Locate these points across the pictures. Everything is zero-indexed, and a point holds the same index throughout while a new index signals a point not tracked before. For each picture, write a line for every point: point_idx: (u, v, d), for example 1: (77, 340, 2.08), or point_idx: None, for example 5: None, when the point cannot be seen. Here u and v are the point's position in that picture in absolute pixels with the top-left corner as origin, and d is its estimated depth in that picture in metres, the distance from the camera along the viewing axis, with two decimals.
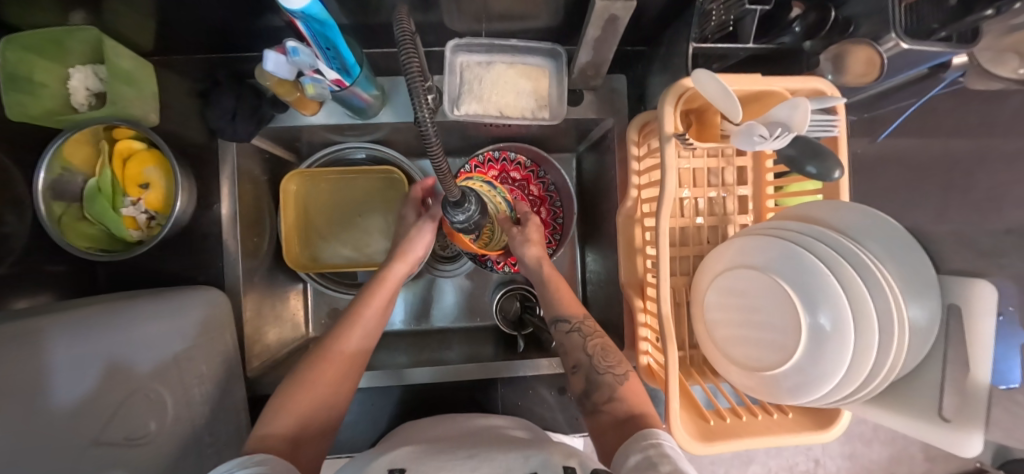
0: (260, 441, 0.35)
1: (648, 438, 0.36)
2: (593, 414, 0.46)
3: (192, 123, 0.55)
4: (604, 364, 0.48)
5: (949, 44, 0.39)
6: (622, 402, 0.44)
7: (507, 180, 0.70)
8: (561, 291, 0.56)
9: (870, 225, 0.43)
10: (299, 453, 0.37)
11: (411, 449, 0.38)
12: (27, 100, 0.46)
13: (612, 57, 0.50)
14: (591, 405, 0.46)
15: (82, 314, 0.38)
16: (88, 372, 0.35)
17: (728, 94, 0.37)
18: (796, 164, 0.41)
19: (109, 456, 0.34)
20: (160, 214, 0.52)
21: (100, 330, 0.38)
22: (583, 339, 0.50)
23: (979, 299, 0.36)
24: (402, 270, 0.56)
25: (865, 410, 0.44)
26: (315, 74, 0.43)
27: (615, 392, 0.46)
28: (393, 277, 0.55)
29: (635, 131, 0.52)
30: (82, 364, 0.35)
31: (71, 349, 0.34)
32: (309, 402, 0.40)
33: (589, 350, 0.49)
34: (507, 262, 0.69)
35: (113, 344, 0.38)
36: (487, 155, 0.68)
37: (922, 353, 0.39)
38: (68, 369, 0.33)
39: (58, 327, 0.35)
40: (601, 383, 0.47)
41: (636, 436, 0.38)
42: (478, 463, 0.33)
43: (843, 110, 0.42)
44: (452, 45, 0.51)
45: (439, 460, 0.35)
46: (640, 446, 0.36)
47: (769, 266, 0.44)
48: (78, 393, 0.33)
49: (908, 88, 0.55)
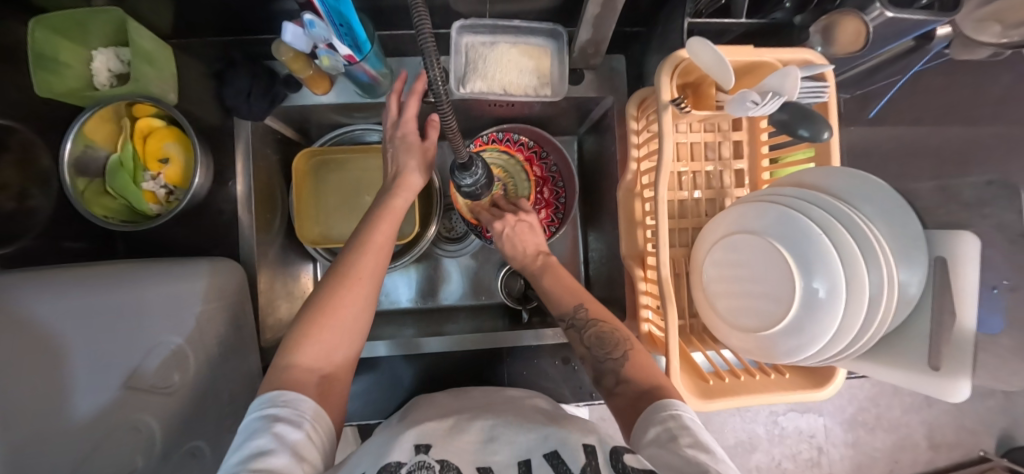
0: (286, 377, 0.35)
1: (667, 410, 0.36)
2: (608, 399, 0.44)
3: (207, 103, 0.57)
4: (602, 352, 0.47)
5: (932, 12, 0.42)
6: (630, 383, 0.42)
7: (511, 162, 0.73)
8: (556, 284, 0.56)
9: (862, 189, 0.44)
10: (321, 387, 0.36)
11: (434, 425, 0.38)
12: (52, 79, 0.49)
13: (611, 34, 0.52)
14: (606, 387, 0.45)
15: (102, 274, 0.40)
16: (96, 327, 0.38)
17: (721, 61, 0.39)
18: (789, 128, 0.42)
19: (132, 400, 0.38)
20: (178, 188, 0.54)
21: (104, 290, 0.39)
22: (579, 333, 0.50)
23: (965, 251, 0.38)
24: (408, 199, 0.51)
25: (858, 367, 0.46)
26: (329, 49, 0.46)
27: (622, 373, 0.44)
28: (400, 205, 0.50)
29: (634, 106, 0.54)
30: (105, 320, 0.38)
31: (58, 310, 0.36)
32: (332, 334, 0.39)
33: (587, 342, 0.48)
34: None
35: (116, 304, 0.39)
36: (492, 136, 0.70)
37: (911, 307, 0.41)
38: (66, 328, 0.36)
39: (47, 291, 0.36)
40: (604, 369, 0.46)
41: (655, 406, 0.37)
42: (500, 446, 0.34)
43: (831, 77, 0.44)
44: (457, 27, 0.54)
45: (460, 440, 0.35)
46: (657, 418, 0.35)
47: (767, 230, 0.46)
48: (89, 352, 0.37)
49: (898, 63, 0.57)
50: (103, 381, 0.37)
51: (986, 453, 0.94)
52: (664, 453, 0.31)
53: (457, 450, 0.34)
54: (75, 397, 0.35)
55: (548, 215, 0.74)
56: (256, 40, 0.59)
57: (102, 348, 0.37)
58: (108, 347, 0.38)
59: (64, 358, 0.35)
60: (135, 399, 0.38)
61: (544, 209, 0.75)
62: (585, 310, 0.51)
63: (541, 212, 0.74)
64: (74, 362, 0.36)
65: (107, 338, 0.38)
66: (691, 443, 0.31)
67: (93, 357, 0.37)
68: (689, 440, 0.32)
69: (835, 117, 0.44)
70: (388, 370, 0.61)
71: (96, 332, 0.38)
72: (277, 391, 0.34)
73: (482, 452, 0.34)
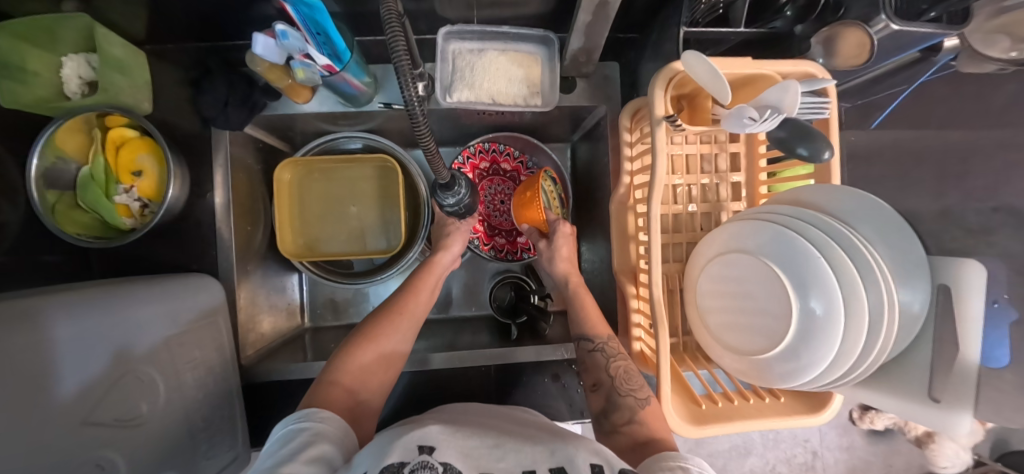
0: (324, 392, 0.40)
1: (674, 459, 0.36)
2: (611, 436, 0.46)
3: (183, 111, 0.55)
4: (625, 388, 0.48)
5: (939, 25, 0.40)
6: (642, 426, 0.44)
7: (499, 171, 0.72)
8: (588, 310, 0.57)
9: (862, 209, 0.43)
10: (354, 405, 0.41)
11: (440, 428, 0.35)
12: (18, 88, 0.46)
13: (604, 42, 0.50)
14: (608, 425, 0.47)
15: (76, 296, 0.35)
16: (80, 353, 0.33)
17: (716, 75, 0.37)
18: (787, 146, 0.41)
19: (92, 436, 0.33)
20: (153, 201, 0.52)
21: (86, 309, 0.35)
22: (606, 359, 0.51)
23: (969, 280, 0.36)
24: (448, 258, 0.59)
25: (854, 392, 0.44)
26: (305, 59, 0.43)
27: (636, 414, 0.45)
28: (442, 263, 0.58)
29: (627, 117, 0.52)
30: (81, 349, 0.33)
31: (55, 330, 0.31)
32: (370, 358, 0.46)
33: (612, 371, 0.50)
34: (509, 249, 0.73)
35: (98, 327, 0.35)
36: (479, 146, 0.70)
37: (911, 335, 0.39)
38: (59, 352, 0.31)
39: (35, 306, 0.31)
40: (621, 404, 0.47)
41: (658, 458, 0.37)
42: (502, 453, 0.33)
43: (833, 92, 0.42)
44: (443, 32, 0.51)
45: (467, 443, 0.33)
46: (662, 467, 0.35)
47: (761, 249, 0.44)
48: (74, 383, 0.32)
49: (902, 73, 0.55)
50: (73, 411, 0.32)
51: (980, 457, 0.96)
52: None
53: (463, 453, 0.32)
54: (57, 399, 0.30)
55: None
56: (233, 46, 0.56)
57: (78, 379, 0.32)
58: (83, 376, 0.33)
59: (38, 391, 0.29)
60: (98, 434, 0.33)
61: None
62: (617, 342, 0.53)
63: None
64: (59, 379, 0.31)
65: (71, 374, 0.32)
66: None
67: (67, 390, 0.31)
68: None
69: (836, 134, 0.43)
70: None
71: (69, 361, 0.32)
72: (303, 414, 0.36)
73: (489, 457, 0.32)
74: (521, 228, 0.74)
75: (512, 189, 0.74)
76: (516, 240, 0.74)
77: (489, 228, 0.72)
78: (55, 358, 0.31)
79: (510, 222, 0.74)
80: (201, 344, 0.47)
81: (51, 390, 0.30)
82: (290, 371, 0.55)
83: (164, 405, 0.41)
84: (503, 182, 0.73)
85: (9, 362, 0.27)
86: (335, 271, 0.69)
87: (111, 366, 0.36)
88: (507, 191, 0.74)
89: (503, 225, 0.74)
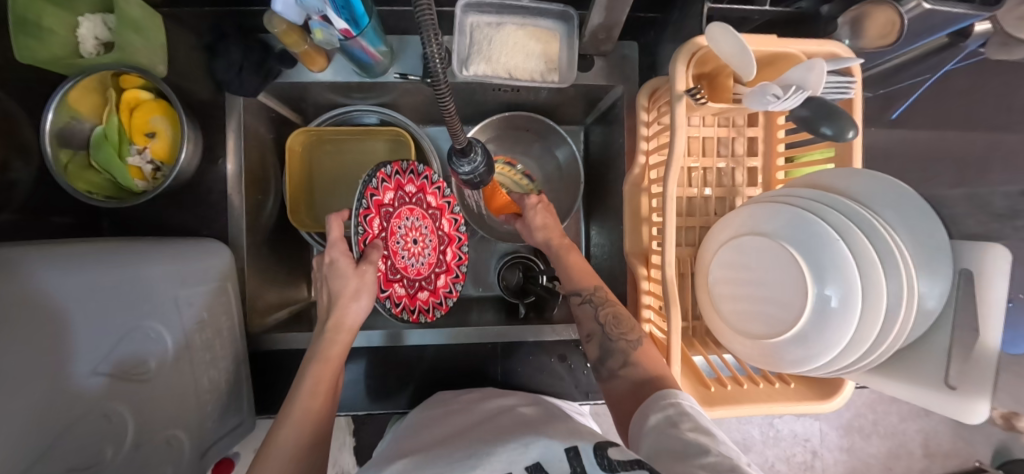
0: None
1: (666, 398, 0.37)
2: (608, 382, 0.46)
3: (198, 77, 0.54)
4: (616, 332, 0.48)
5: (974, 6, 0.39)
6: (637, 368, 0.44)
7: (424, 202, 0.56)
8: (574, 263, 0.57)
9: (884, 193, 0.42)
10: None
11: (404, 463, 0.36)
12: (33, 44, 0.45)
13: (625, 19, 0.49)
14: (607, 371, 0.47)
15: (88, 250, 0.35)
16: (92, 304, 0.33)
17: (743, 47, 0.36)
18: (809, 124, 0.40)
19: (99, 387, 0.32)
20: (165, 164, 0.52)
21: (100, 261, 0.35)
22: (595, 309, 0.51)
23: (991, 264, 0.35)
24: (345, 340, 0.46)
25: (866, 378, 0.44)
26: (324, 20, 0.43)
27: (629, 355, 0.46)
28: (336, 351, 0.45)
29: (645, 97, 0.51)
30: (94, 299, 0.33)
31: (70, 276, 0.31)
32: None
33: (601, 319, 0.50)
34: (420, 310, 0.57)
35: (110, 280, 0.35)
36: (395, 165, 0.49)
37: (930, 320, 0.39)
38: (72, 299, 0.31)
39: (55, 254, 0.32)
40: (613, 349, 0.47)
41: (656, 395, 0.38)
42: (477, 461, 0.32)
43: (859, 72, 0.41)
44: (462, 4, 0.51)
45: (436, 466, 0.33)
46: (657, 406, 0.37)
47: (779, 234, 0.43)
48: (86, 331, 0.32)
49: (929, 60, 0.54)
50: (82, 359, 0.31)
51: (981, 464, 0.95)
52: (667, 438, 0.33)
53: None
54: (68, 344, 0.30)
55: (446, 282, 0.62)
56: (250, 12, 0.55)
57: (89, 327, 0.32)
58: (94, 325, 0.33)
59: (49, 333, 0.29)
60: (106, 386, 0.33)
61: (444, 273, 0.62)
62: (606, 290, 0.52)
63: (441, 277, 0.61)
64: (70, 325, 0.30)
65: (81, 323, 0.31)
66: (693, 428, 0.32)
67: (76, 337, 0.31)
68: (690, 424, 0.33)
69: (860, 114, 0.42)
70: (376, 363, 0.58)
71: (81, 311, 0.32)
72: None
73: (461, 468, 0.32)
74: (428, 280, 0.58)
75: (429, 230, 0.59)
76: (417, 295, 0.56)
77: (392, 271, 0.51)
78: (66, 303, 0.30)
79: (416, 269, 0.57)
80: (210, 307, 0.46)
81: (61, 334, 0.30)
82: (297, 341, 0.55)
83: (173, 364, 0.40)
84: (422, 216, 0.57)
85: (22, 302, 0.27)
86: None
87: (120, 321, 0.35)
88: (422, 230, 0.58)
89: (407, 269, 0.55)
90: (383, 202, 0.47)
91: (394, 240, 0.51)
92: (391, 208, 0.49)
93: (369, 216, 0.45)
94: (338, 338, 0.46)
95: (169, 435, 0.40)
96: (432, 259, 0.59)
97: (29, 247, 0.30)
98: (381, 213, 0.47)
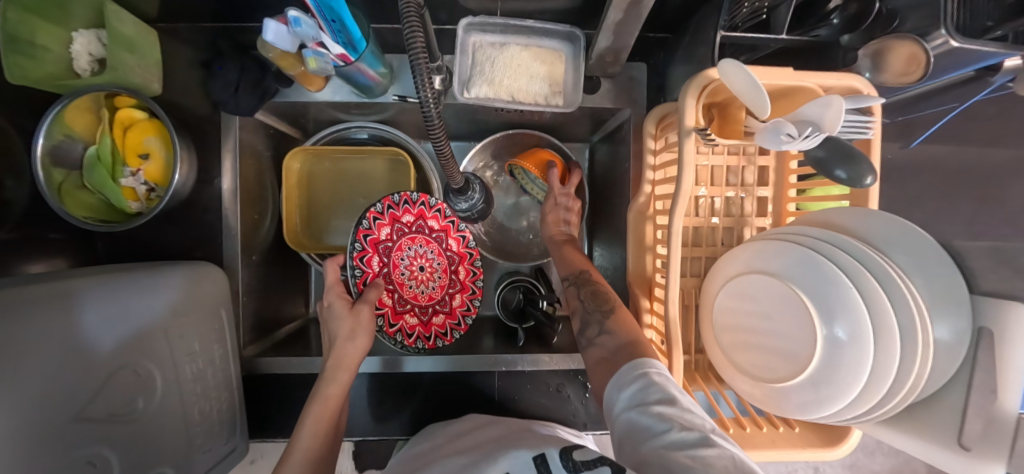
0: None
1: (639, 368, 0.36)
2: (588, 349, 0.46)
3: (193, 93, 0.53)
4: (592, 306, 0.50)
5: (1004, 44, 0.37)
6: (613, 335, 0.44)
7: (425, 228, 0.62)
8: (570, 253, 0.59)
9: (899, 237, 0.40)
10: None
11: None
12: (26, 63, 0.44)
13: (633, 43, 0.47)
14: (584, 341, 0.47)
15: (82, 285, 0.34)
16: (82, 348, 0.32)
17: (756, 86, 0.34)
18: (823, 166, 0.38)
19: (84, 432, 0.32)
20: (159, 186, 0.51)
21: (94, 299, 0.34)
22: (576, 289, 0.54)
23: (1014, 322, 0.34)
24: (346, 380, 0.47)
25: (874, 429, 0.42)
26: (318, 48, 0.42)
27: (604, 327, 0.46)
28: (336, 392, 0.46)
29: (653, 124, 0.49)
30: (84, 343, 0.33)
31: (62, 321, 0.31)
32: None
33: (582, 295, 0.52)
34: (420, 334, 0.61)
35: (100, 319, 0.34)
36: (384, 202, 0.58)
37: (945, 375, 0.37)
38: (59, 346, 0.31)
39: (53, 298, 0.31)
40: (591, 320, 0.48)
41: (632, 365, 0.37)
42: None
43: (880, 111, 0.39)
44: (464, 24, 0.49)
45: None
46: (631, 377, 0.36)
47: (787, 273, 0.42)
48: (76, 384, 0.31)
49: (953, 91, 0.52)
50: (67, 403, 0.31)
51: None
52: (637, 414, 0.33)
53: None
54: (53, 397, 0.30)
55: (463, 301, 0.65)
56: (247, 28, 0.54)
57: (77, 372, 0.32)
58: (83, 369, 0.32)
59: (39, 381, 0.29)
60: (91, 430, 0.32)
61: (459, 293, 0.65)
62: (590, 273, 0.54)
63: (456, 297, 0.65)
64: (59, 370, 0.30)
65: (74, 365, 0.32)
66: (660, 399, 0.33)
67: (69, 376, 0.31)
68: (658, 395, 0.33)
69: (878, 155, 0.40)
70: (372, 388, 0.57)
71: (68, 353, 0.31)
72: None
73: None
74: (440, 303, 0.63)
75: (436, 253, 0.64)
76: (430, 320, 0.62)
77: (399, 302, 0.61)
78: (50, 353, 0.30)
79: (427, 295, 0.64)
80: (203, 336, 0.45)
81: (57, 377, 0.30)
82: (292, 366, 0.55)
83: (162, 398, 0.40)
84: (427, 242, 0.63)
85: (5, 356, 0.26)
86: None
87: (105, 360, 0.34)
88: (429, 256, 0.64)
89: (418, 298, 0.64)
90: (378, 240, 0.58)
91: (397, 273, 0.61)
92: (390, 243, 0.60)
93: (368, 256, 0.58)
94: (338, 376, 0.47)
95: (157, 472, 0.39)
96: (443, 282, 0.65)
97: (22, 290, 0.30)
98: (378, 250, 0.58)
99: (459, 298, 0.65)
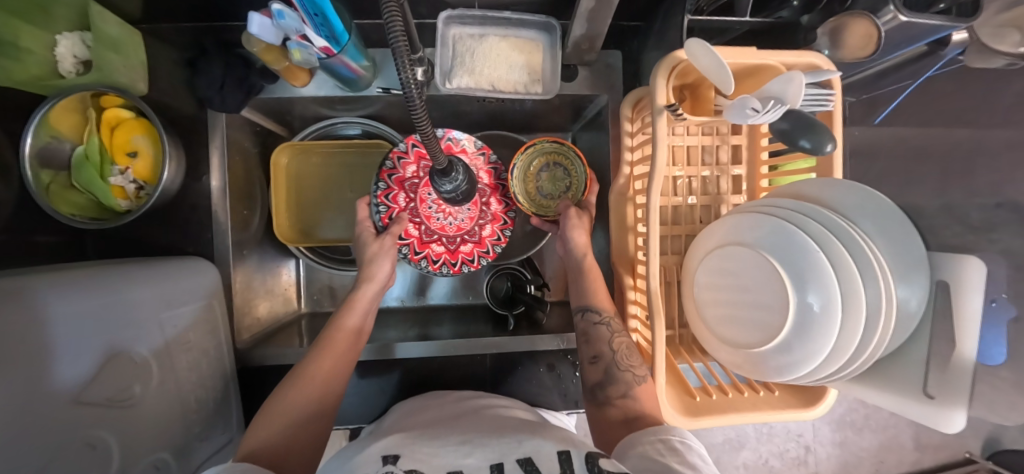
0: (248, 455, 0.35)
1: (656, 434, 0.39)
2: (605, 408, 0.48)
3: (178, 92, 0.54)
4: (626, 363, 0.49)
5: (949, 17, 0.39)
6: (637, 402, 0.46)
7: None
8: (597, 283, 0.57)
9: (863, 202, 0.42)
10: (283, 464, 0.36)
11: (402, 436, 0.37)
12: (12, 65, 0.45)
13: (607, 30, 0.49)
14: (602, 398, 0.48)
15: (65, 276, 0.34)
16: (78, 332, 0.33)
17: (720, 64, 0.36)
18: (789, 138, 0.40)
19: (83, 416, 0.32)
20: (148, 183, 0.51)
21: (82, 287, 0.35)
22: (609, 332, 0.52)
23: (969, 276, 0.36)
24: (371, 291, 0.53)
25: (848, 386, 0.45)
26: (302, 40, 0.43)
27: (631, 390, 0.47)
28: (364, 298, 0.52)
29: (629, 107, 0.51)
30: (79, 332, 0.33)
31: (57, 305, 0.31)
32: (299, 405, 0.40)
33: (614, 346, 0.51)
34: (444, 262, 0.61)
35: (92, 306, 0.35)
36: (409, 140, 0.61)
37: (909, 331, 0.39)
38: (58, 330, 0.31)
39: (44, 285, 0.31)
40: (618, 379, 0.48)
41: (644, 431, 0.40)
42: (470, 449, 0.33)
43: (838, 84, 0.42)
44: (444, 16, 0.51)
45: (432, 445, 0.34)
46: (647, 439, 0.39)
47: (760, 243, 0.43)
48: (72, 366, 0.32)
49: (909, 68, 0.55)
50: (65, 388, 0.31)
51: (970, 455, 0.98)
52: (654, 465, 0.35)
53: (428, 456, 0.32)
54: (52, 383, 0.30)
55: (493, 232, 0.63)
56: (231, 27, 0.55)
57: (74, 357, 0.32)
58: (79, 356, 0.33)
59: (42, 362, 0.29)
60: (89, 414, 0.33)
61: (490, 224, 0.64)
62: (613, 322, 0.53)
63: (487, 227, 0.63)
64: (57, 352, 0.31)
65: (70, 348, 0.32)
66: (680, 461, 0.35)
67: (66, 358, 0.31)
68: (677, 458, 0.35)
69: (838, 127, 0.42)
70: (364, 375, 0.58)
71: (65, 337, 0.32)
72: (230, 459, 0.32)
73: (457, 453, 0.33)
74: (469, 233, 0.62)
75: None
76: (458, 249, 0.62)
77: (426, 233, 0.61)
78: (49, 337, 0.30)
79: (456, 226, 0.62)
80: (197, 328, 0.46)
81: (59, 358, 0.31)
82: (286, 356, 0.55)
83: (157, 387, 0.40)
84: None
85: (8, 339, 0.27)
86: (331, 258, 0.69)
87: (99, 346, 0.35)
88: None
89: (446, 229, 0.62)
90: (403, 178, 0.60)
91: (424, 207, 0.61)
92: (415, 180, 0.61)
93: (393, 194, 0.60)
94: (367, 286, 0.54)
95: (156, 459, 0.40)
96: (474, 214, 0.63)
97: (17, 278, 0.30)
98: (403, 187, 0.60)
99: (492, 228, 0.63)
